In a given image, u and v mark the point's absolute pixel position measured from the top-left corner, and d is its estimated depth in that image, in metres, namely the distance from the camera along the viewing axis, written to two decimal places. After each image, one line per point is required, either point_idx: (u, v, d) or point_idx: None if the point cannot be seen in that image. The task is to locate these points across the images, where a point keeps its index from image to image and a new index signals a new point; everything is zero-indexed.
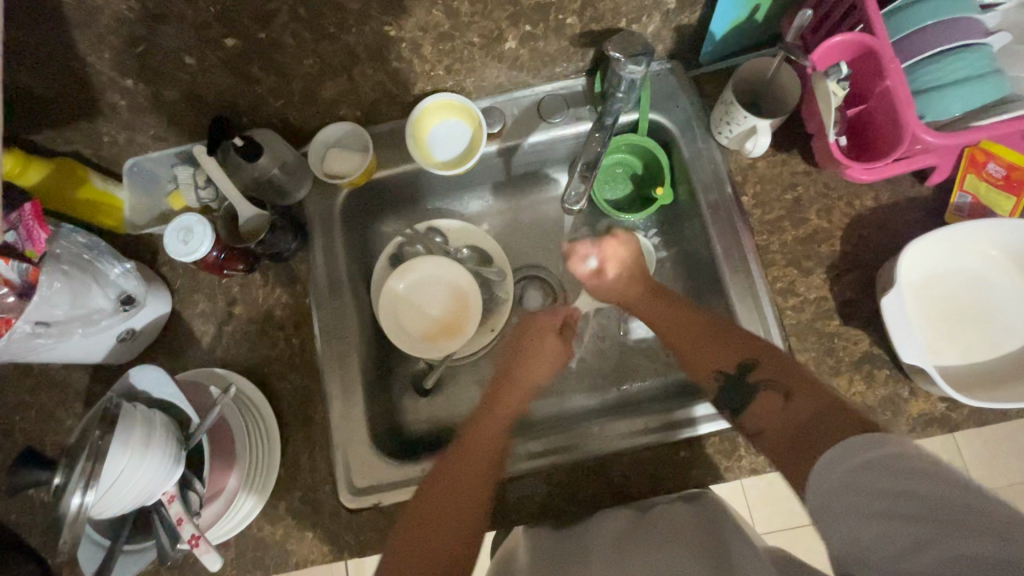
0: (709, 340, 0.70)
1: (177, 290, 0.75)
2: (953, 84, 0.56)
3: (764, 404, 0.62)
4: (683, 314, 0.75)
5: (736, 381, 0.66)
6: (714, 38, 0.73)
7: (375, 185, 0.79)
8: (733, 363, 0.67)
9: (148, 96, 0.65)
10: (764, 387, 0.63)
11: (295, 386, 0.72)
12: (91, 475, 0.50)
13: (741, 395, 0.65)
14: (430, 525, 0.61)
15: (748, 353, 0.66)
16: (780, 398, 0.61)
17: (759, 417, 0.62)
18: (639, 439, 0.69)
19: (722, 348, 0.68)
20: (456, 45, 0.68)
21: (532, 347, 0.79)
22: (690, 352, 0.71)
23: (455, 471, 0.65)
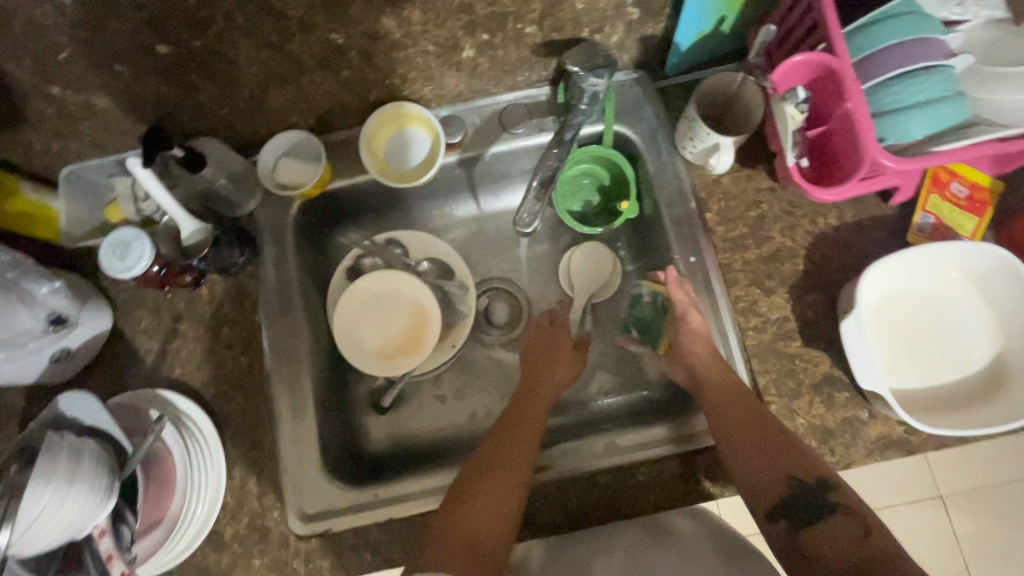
0: (774, 448, 0.60)
1: (119, 306, 0.72)
2: (912, 107, 0.55)
3: (835, 528, 0.55)
4: (747, 408, 0.62)
5: (807, 495, 0.58)
6: (679, 49, 0.71)
7: (330, 196, 0.76)
8: (812, 473, 0.58)
9: (78, 104, 0.61)
10: (839, 512, 0.56)
11: (242, 407, 0.69)
12: (4, 515, 0.48)
13: (811, 512, 0.57)
14: (478, 504, 0.60)
15: (817, 469, 0.58)
16: (856, 530, 0.54)
17: (819, 539, 0.55)
18: (651, 452, 0.68)
19: (792, 455, 0.59)
20: (410, 53, 0.65)
21: (550, 376, 0.73)
22: (748, 460, 0.60)
23: (498, 471, 0.63)
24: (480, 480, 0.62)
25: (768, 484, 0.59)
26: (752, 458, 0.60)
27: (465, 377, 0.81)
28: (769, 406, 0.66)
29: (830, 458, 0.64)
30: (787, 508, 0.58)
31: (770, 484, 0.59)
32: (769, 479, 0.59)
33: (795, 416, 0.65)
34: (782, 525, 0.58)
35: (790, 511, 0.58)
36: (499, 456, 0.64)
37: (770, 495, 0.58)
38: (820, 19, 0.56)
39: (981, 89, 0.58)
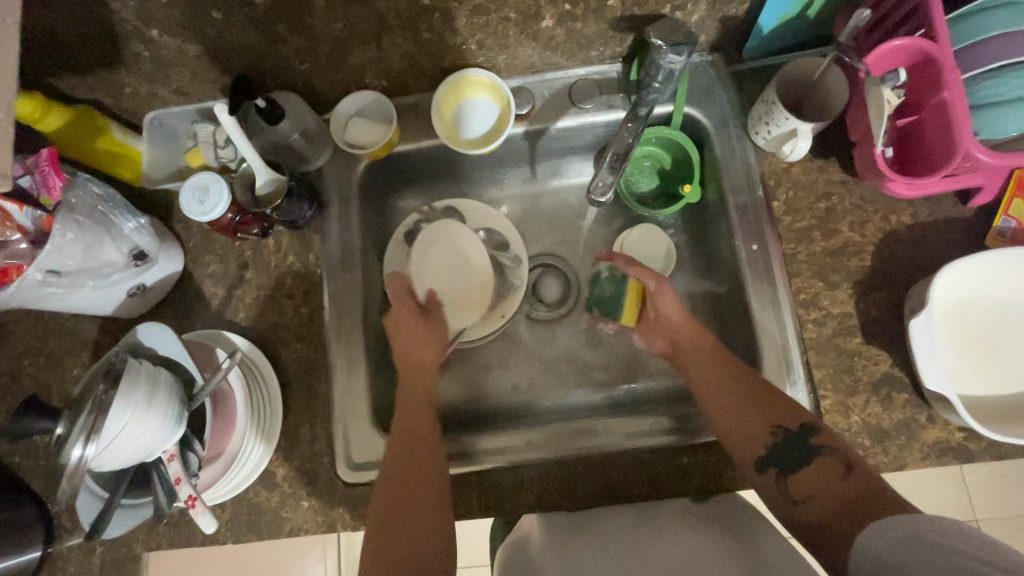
0: (754, 406, 0.63)
1: (190, 249, 0.75)
2: (1012, 101, 0.53)
3: (819, 471, 0.58)
4: (737, 375, 0.66)
5: (792, 442, 0.61)
6: (760, 33, 0.70)
7: (395, 159, 0.77)
8: (793, 422, 0.62)
9: (173, 49, 0.64)
10: (825, 453, 0.59)
11: (300, 356, 0.72)
12: (91, 428, 0.50)
13: (798, 457, 0.60)
14: (405, 502, 0.60)
15: (798, 416, 0.62)
16: (840, 467, 0.57)
17: (805, 485, 0.58)
18: (659, 437, 0.68)
19: (773, 407, 0.63)
20: (491, 19, 0.66)
21: (417, 363, 0.72)
22: (729, 419, 0.63)
23: (409, 475, 0.62)
24: (395, 486, 0.61)
25: (756, 434, 0.62)
26: (731, 412, 0.64)
27: (510, 348, 0.82)
28: (823, 400, 0.65)
29: (883, 457, 0.63)
30: (775, 458, 0.61)
31: (752, 439, 0.62)
32: (755, 433, 0.62)
33: (850, 412, 0.64)
34: (772, 474, 0.61)
35: (777, 459, 0.61)
36: (400, 463, 0.63)
37: (759, 446, 0.61)
38: (924, 3, 0.54)
39: None
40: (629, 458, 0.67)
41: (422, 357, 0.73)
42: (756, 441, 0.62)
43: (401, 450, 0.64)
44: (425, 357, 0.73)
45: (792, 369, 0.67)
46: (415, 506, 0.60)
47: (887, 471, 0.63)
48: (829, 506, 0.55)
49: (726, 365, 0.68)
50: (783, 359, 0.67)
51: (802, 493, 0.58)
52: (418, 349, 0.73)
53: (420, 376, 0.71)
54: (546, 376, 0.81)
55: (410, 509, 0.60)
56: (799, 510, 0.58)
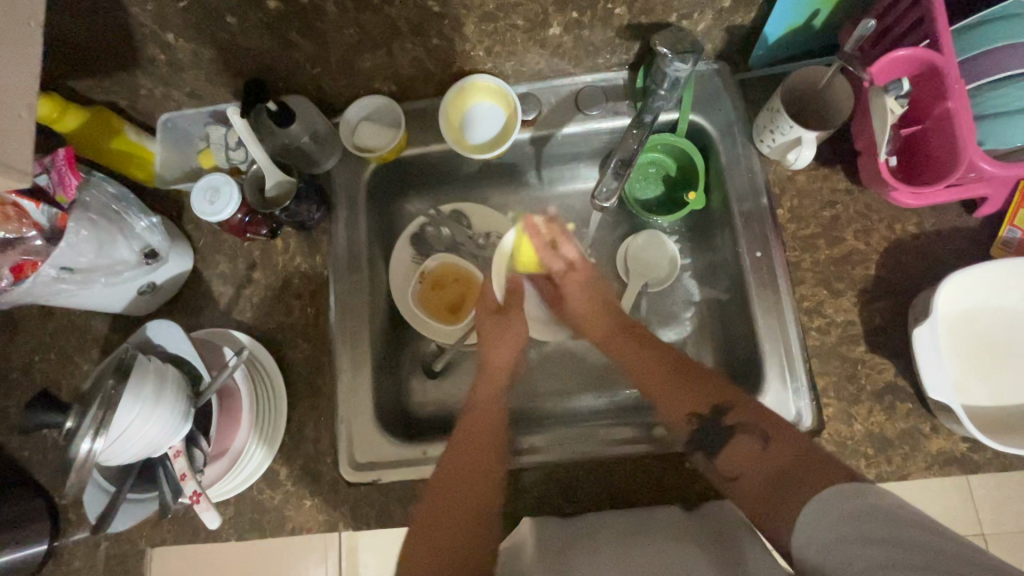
0: (686, 393, 0.67)
1: (200, 249, 0.76)
2: (1020, 111, 0.53)
3: (741, 448, 0.61)
4: (662, 356, 0.72)
5: (708, 426, 0.64)
6: (767, 42, 0.70)
7: (403, 162, 0.78)
8: (706, 404, 0.65)
9: (188, 53, 0.65)
10: (740, 433, 0.62)
11: (306, 355, 0.73)
12: (102, 422, 0.51)
13: (715, 440, 0.63)
14: (453, 514, 0.61)
15: (718, 398, 0.65)
16: (758, 443, 0.60)
17: (732, 462, 0.61)
18: (630, 446, 0.69)
19: (697, 391, 0.67)
20: (499, 26, 0.67)
21: (490, 367, 0.74)
22: (659, 396, 0.69)
23: (460, 472, 0.63)
24: (444, 481, 0.63)
25: (678, 413, 0.66)
26: (664, 393, 0.68)
27: None
28: (825, 408, 0.65)
29: (886, 466, 0.62)
30: (699, 440, 0.64)
31: (680, 424, 0.66)
32: (677, 415, 0.67)
33: (852, 421, 0.64)
34: (700, 456, 0.64)
35: (700, 442, 0.64)
36: (454, 458, 0.65)
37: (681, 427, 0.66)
38: (929, 14, 0.54)
39: None
40: (631, 463, 0.67)
41: (495, 363, 0.74)
42: (680, 422, 0.66)
43: (457, 447, 0.66)
44: (498, 362, 0.74)
45: (795, 376, 0.67)
46: (456, 497, 0.62)
47: (890, 481, 0.62)
48: (759, 477, 0.58)
49: (653, 354, 0.72)
50: (786, 366, 0.67)
51: (731, 471, 0.60)
52: (494, 353, 0.74)
53: (494, 382, 0.73)
54: (549, 380, 0.81)
55: (451, 503, 0.62)
56: (734, 487, 0.60)
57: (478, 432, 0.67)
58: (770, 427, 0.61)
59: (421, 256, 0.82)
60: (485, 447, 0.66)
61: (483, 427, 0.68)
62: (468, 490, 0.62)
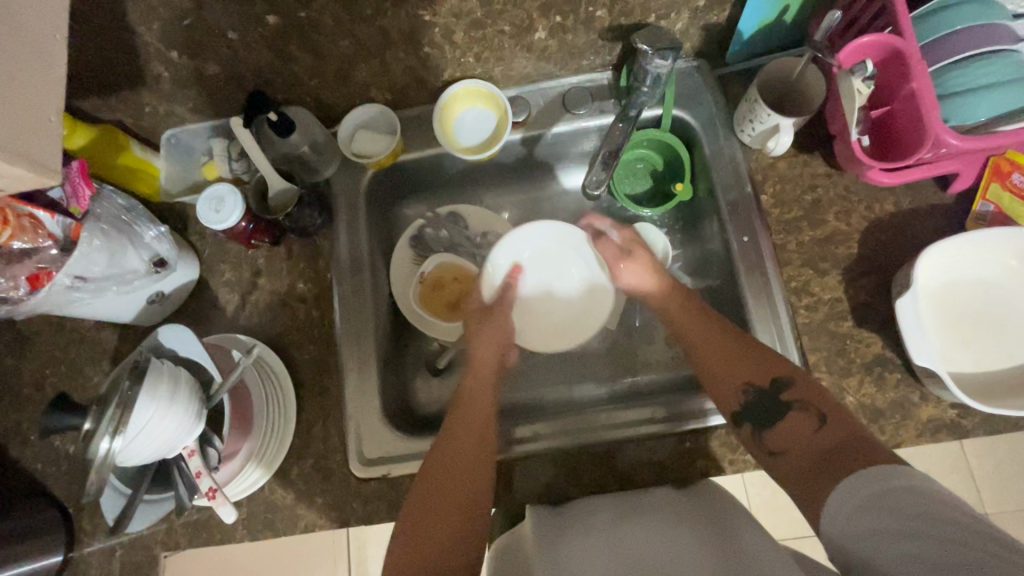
0: (726, 372, 0.64)
1: (205, 258, 0.78)
2: (979, 89, 0.56)
3: (790, 427, 0.58)
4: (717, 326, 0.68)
5: (765, 398, 0.61)
6: (741, 38, 0.74)
7: (400, 168, 0.81)
8: (763, 378, 0.62)
9: (191, 69, 0.68)
10: (795, 408, 0.59)
11: (312, 357, 0.75)
12: (119, 423, 0.53)
13: (772, 413, 0.60)
14: (449, 484, 0.61)
15: (775, 371, 0.62)
16: (813, 420, 0.57)
17: (780, 437, 0.59)
18: (647, 428, 0.70)
19: (754, 363, 0.63)
20: (487, 32, 0.70)
21: (471, 380, 0.73)
22: (717, 359, 0.66)
23: (443, 492, 0.61)
24: (435, 474, 0.62)
25: (732, 390, 0.63)
26: (721, 360, 0.65)
27: None
28: (817, 382, 0.67)
29: (879, 436, 0.65)
30: (749, 415, 0.61)
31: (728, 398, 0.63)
32: (726, 392, 0.64)
33: (844, 393, 0.66)
34: (747, 430, 0.61)
35: (751, 417, 0.61)
36: (434, 480, 0.62)
37: (733, 402, 0.63)
38: (889, 3, 0.58)
39: None
40: (636, 445, 0.69)
41: (479, 382, 0.72)
42: (729, 399, 0.63)
43: (439, 465, 0.63)
44: (477, 380, 0.73)
45: (787, 354, 0.69)
46: (435, 517, 0.60)
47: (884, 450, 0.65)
48: (803, 455, 0.56)
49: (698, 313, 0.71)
50: (778, 345, 0.70)
51: (778, 446, 0.58)
52: (475, 372, 0.73)
53: (485, 370, 0.74)
54: (548, 372, 0.84)
55: (436, 508, 0.60)
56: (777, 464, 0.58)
57: (458, 453, 0.64)
58: (822, 404, 0.58)
59: (421, 258, 0.84)
60: (468, 463, 0.63)
61: (465, 444, 0.65)
62: (457, 469, 0.63)
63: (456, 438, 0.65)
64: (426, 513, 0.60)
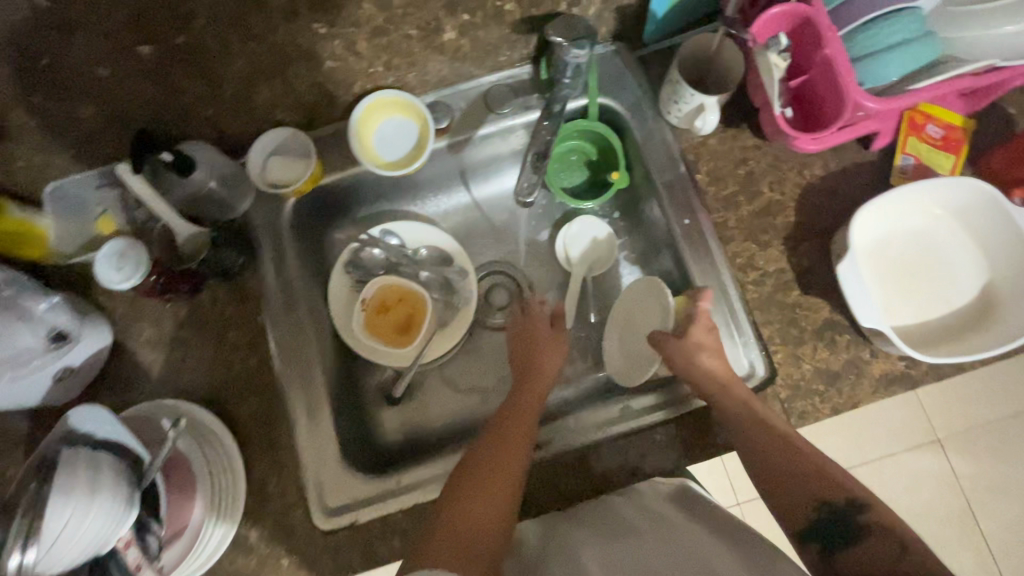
0: (791, 481, 0.55)
1: (118, 319, 0.70)
2: (888, 49, 0.57)
3: (868, 553, 0.50)
4: (757, 418, 0.60)
5: (839, 520, 0.53)
6: (656, 17, 0.72)
7: (322, 191, 0.76)
8: (837, 494, 0.53)
9: (63, 113, 0.60)
10: (873, 534, 0.51)
11: (255, 409, 0.69)
12: (28, 532, 0.46)
13: (843, 539, 0.52)
14: (492, 466, 0.59)
15: (854, 487, 0.53)
16: (893, 548, 0.49)
17: (853, 567, 0.50)
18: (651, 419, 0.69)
19: (824, 476, 0.55)
20: (393, 39, 0.65)
21: (535, 381, 0.69)
22: (757, 446, 0.58)
23: (468, 509, 0.55)
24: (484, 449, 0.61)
25: (796, 506, 0.55)
26: (769, 463, 0.57)
27: (471, 356, 0.82)
28: (775, 355, 0.68)
29: (838, 399, 0.66)
30: (816, 534, 0.53)
31: (796, 509, 0.55)
32: (794, 500, 0.55)
33: (801, 361, 0.67)
34: (816, 552, 0.53)
35: (819, 535, 0.53)
36: (465, 499, 0.56)
37: (798, 519, 0.54)
38: None
39: (951, 29, 0.59)
40: (612, 447, 0.68)
41: (531, 382, 0.69)
42: (796, 512, 0.55)
43: (466, 491, 0.57)
44: (538, 377, 0.70)
45: (741, 331, 0.69)
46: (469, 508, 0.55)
47: (845, 411, 0.66)
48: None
49: (741, 405, 0.61)
50: (731, 323, 0.70)
51: None
52: (528, 377, 0.70)
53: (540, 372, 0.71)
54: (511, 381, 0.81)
55: (473, 491, 0.56)
56: None
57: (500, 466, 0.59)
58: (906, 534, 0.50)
59: (362, 284, 0.79)
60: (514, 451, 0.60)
61: (508, 459, 0.59)
62: (503, 449, 0.60)
63: (498, 455, 0.60)
64: (465, 493, 0.56)
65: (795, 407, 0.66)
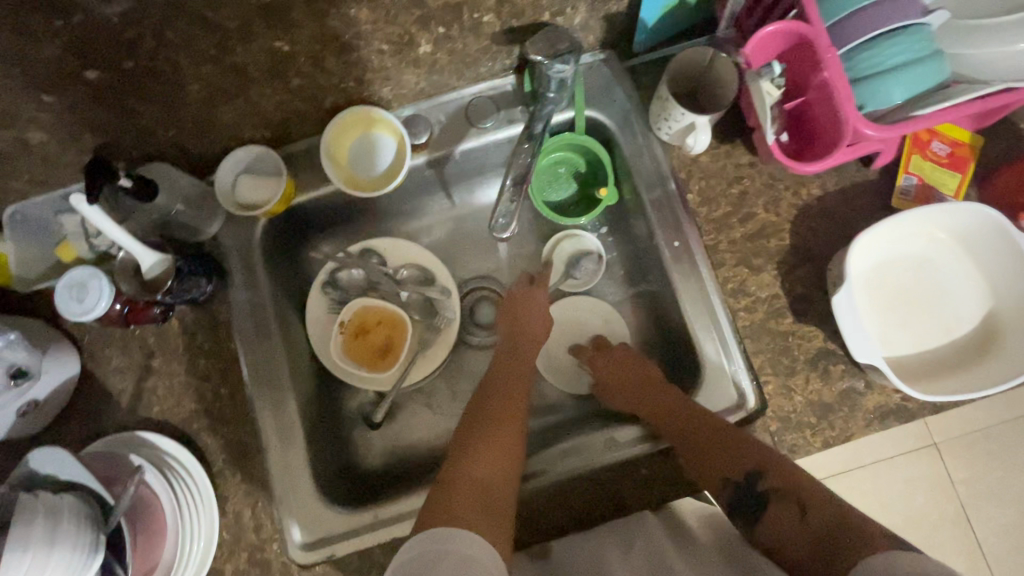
0: (712, 458, 0.61)
1: (86, 346, 0.68)
2: (890, 70, 0.53)
3: (777, 515, 0.55)
4: (677, 399, 0.66)
5: (745, 488, 0.58)
6: (646, 26, 0.68)
7: (297, 211, 0.73)
8: (740, 470, 0.59)
9: (11, 140, 0.57)
10: (776, 498, 0.56)
11: (228, 440, 0.67)
12: None
13: (754, 506, 0.57)
14: (481, 440, 0.61)
15: (753, 460, 0.59)
16: (795, 508, 0.55)
17: (770, 530, 0.55)
18: (636, 447, 0.67)
19: (730, 452, 0.60)
20: (364, 54, 0.62)
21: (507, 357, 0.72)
22: (682, 435, 0.63)
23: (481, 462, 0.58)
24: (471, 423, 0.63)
25: (711, 485, 0.60)
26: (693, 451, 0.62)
27: (454, 378, 0.80)
28: (765, 385, 0.65)
29: (830, 432, 0.63)
30: (734, 508, 0.59)
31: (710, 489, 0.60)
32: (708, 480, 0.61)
33: (792, 393, 0.64)
34: (741, 526, 0.58)
35: (736, 509, 0.58)
36: (469, 459, 0.59)
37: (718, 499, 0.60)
38: None
39: (960, 43, 0.55)
40: (592, 481, 0.65)
41: (508, 360, 0.71)
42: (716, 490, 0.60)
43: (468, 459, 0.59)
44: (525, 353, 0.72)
45: (732, 359, 0.67)
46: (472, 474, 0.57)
47: (836, 445, 0.63)
48: (796, 540, 0.53)
49: (664, 394, 0.67)
50: (721, 351, 0.67)
51: (767, 540, 0.55)
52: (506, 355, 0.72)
53: (520, 352, 0.72)
54: None
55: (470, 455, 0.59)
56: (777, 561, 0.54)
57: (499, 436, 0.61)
58: (807, 493, 0.56)
59: (340, 305, 0.77)
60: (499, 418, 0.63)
61: (498, 421, 0.63)
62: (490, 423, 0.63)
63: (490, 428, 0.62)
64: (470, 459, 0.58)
65: (785, 440, 0.64)
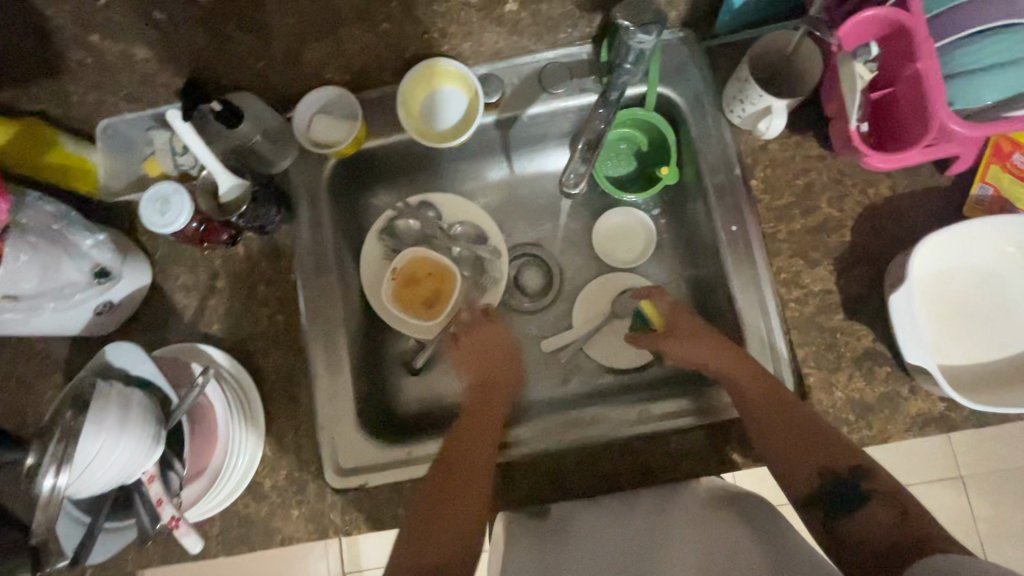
0: (804, 449, 0.59)
1: (158, 260, 0.72)
2: (982, 70, 0.53)
3: (872, 516, 0.53)
4: (765, 379, 0.63)
5: (841, 484, 0.56)
6: (731, 7, 0.67)
7: (364, 156, 0.75)
8: (840, 463, 0.57)
9: (118, 54, 0.61)
10: (877, 499, 0.54)
11: (279, 364, 0.70)
12: (63, 457, 0.49)
13: (846, 504, 0.55)
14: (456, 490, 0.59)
15: (850, 460, 0.57)
16: (894, 513, 0.52)
17: (855, 529, 0.53)
18: (673, 423, 0.68)
19: (820, 447, 0.59)
20: (451, 6, 0.64)
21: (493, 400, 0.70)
22: (768, 427, 0.61)
23: (450, 510, 0.58)
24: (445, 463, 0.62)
25: (800, 473, 0.58)
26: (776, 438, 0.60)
27: None
28: (807, 378, 0.65)
29: (867, 432, 0.63)
30: (819, 500, 0.57)
31: (800, 474, 0.58)
32: (800, 470, 0.59)
33: (833, 389, 0.64)
34: (819, 516, 0.56)
35: (822, 501, 0.56)
36: (442, 507, 0.58)
37: (802, 485, 0.58)
38: None
39: None
40: (616, 451, 0.67)
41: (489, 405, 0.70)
42: (800, 480, 0.58)
43: (443, 507, 0.58)
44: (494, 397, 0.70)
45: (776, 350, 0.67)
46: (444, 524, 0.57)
47: (872, 445, 0.63)
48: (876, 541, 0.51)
49: (759, 379, 0.63)
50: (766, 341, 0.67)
51: (850, 536, 0.53)
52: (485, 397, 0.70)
53: (494, 394, 0.71)
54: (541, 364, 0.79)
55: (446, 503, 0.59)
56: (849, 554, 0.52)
57: (462, 479, 0.60)
58: (907, 501, 0.53)
59: (393, 252, 0.79)
60: (478, 459, 0.62)
61: (472, 461, 0.62)
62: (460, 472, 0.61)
63: (462, 475, 0.60)
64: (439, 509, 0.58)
65: None
